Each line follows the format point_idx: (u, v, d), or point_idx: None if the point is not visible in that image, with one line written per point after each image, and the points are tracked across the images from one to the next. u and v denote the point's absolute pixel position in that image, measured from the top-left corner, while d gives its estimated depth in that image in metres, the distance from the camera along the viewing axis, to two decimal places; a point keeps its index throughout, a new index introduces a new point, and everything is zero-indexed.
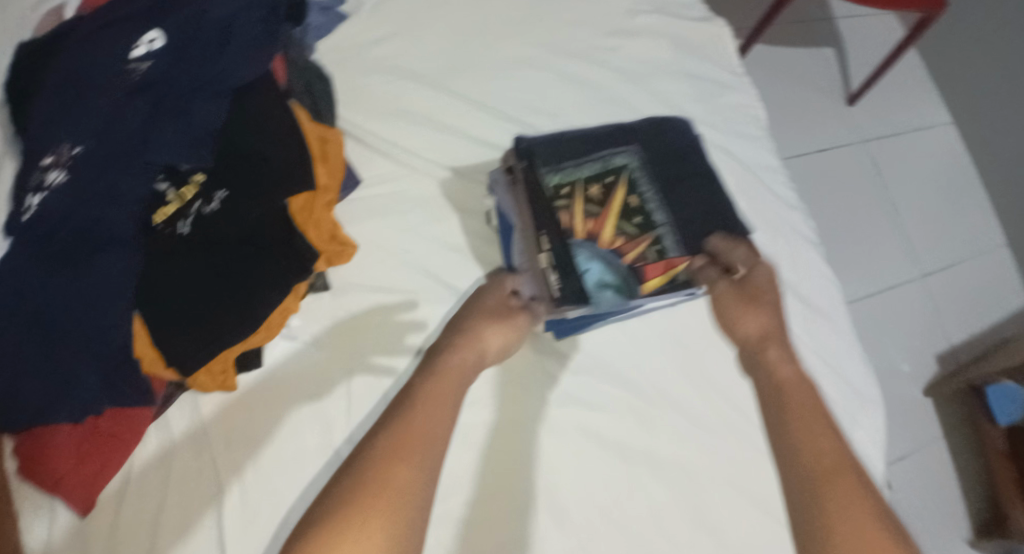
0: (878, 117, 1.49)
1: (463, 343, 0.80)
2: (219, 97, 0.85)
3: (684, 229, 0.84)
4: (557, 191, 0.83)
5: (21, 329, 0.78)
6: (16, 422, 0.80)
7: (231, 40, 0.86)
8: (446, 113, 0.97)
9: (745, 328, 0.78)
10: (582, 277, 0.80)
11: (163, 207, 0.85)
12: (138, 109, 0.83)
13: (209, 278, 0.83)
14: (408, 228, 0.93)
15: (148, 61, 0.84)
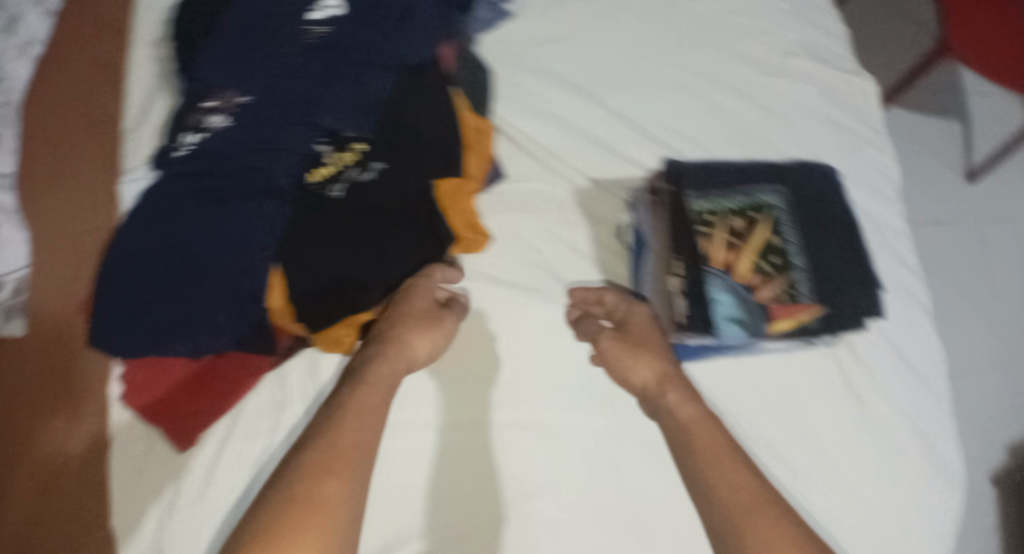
0: (998, 198, 1.44)
1: (384, 357, 0.79)
2: (391, 72, 0.87)
3: (819, 278, 0.83)
4: (701, 218, 0.82)
5: (165, 259, 0.89)
6: (139, 346, 0.89)
7: (410, 18, 0.88)
8: (592, 123, 0.99)
9: (636, 377, 0.80)
10: (711, 306, 0.82)
11: (319, 168, 0.87)
12: (311, 70, 0.86)
13: (350, 244, 0.86)
14: (539, 228, 0.95)
15: (326, 26, 0.87)
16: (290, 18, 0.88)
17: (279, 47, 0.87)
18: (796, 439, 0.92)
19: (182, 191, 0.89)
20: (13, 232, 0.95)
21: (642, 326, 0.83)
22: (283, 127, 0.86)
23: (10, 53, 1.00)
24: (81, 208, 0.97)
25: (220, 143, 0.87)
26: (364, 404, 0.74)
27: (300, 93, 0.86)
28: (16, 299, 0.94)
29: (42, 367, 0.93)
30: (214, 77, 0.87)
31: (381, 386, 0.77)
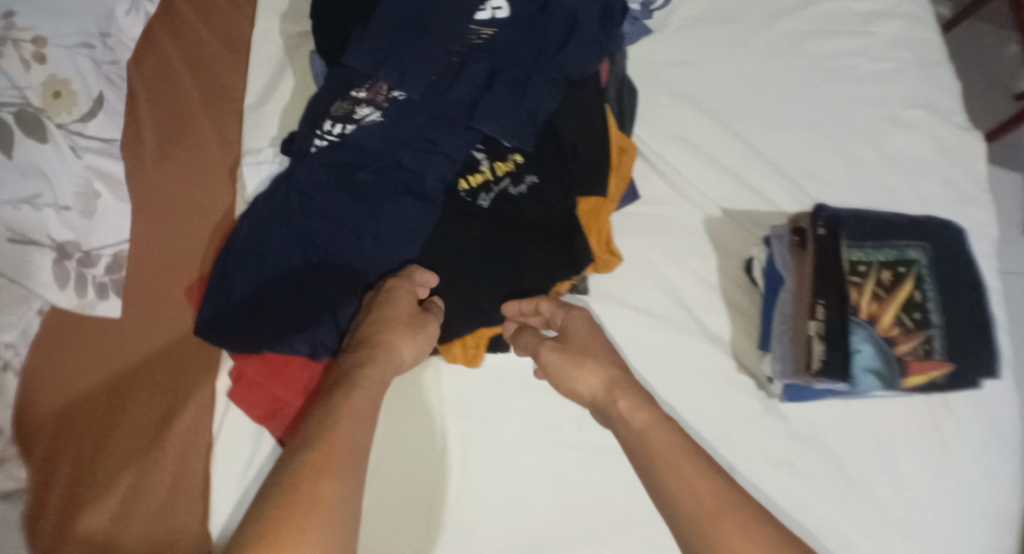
0: None
1: (369, 362, 0.74)
2: (557, 84, 0.85)
3: (955, 337, 0.83)
4: (852, 268, 0.84)
5: (295, 250, 0.86)
6: (258, 338, 0.85)
7: (579, 28, 0.84)
8: (724, 152, 1.00)
9: (581, 389, 0.77)
10: (851, 355, 0.82)
11: (472, 175, 0.85)
12: (476, 74, 0.85)
13: (491, 257, 0.86)
14: (669, 254, 0.96)
15: (491, 28, 0.86)
16: (455, 14, 0.85)
17: (442, 44, 0.84)
18: (881, 475, 0.91)
19: (319, 182, 0.85)
20: (113, 203, 0.87)
21: (580, 332, 0.80)
22: (437, 129, 0.84)
23: (119, 8, 0.90)
24: (195, 186, 0.96)
25: (371, 138, 0.84)
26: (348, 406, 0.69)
27: (459, 96, 0.84)
28: (109, 277, 0.86)
29: (142, 349, 0.88)
30: (371, 66, 0.84)
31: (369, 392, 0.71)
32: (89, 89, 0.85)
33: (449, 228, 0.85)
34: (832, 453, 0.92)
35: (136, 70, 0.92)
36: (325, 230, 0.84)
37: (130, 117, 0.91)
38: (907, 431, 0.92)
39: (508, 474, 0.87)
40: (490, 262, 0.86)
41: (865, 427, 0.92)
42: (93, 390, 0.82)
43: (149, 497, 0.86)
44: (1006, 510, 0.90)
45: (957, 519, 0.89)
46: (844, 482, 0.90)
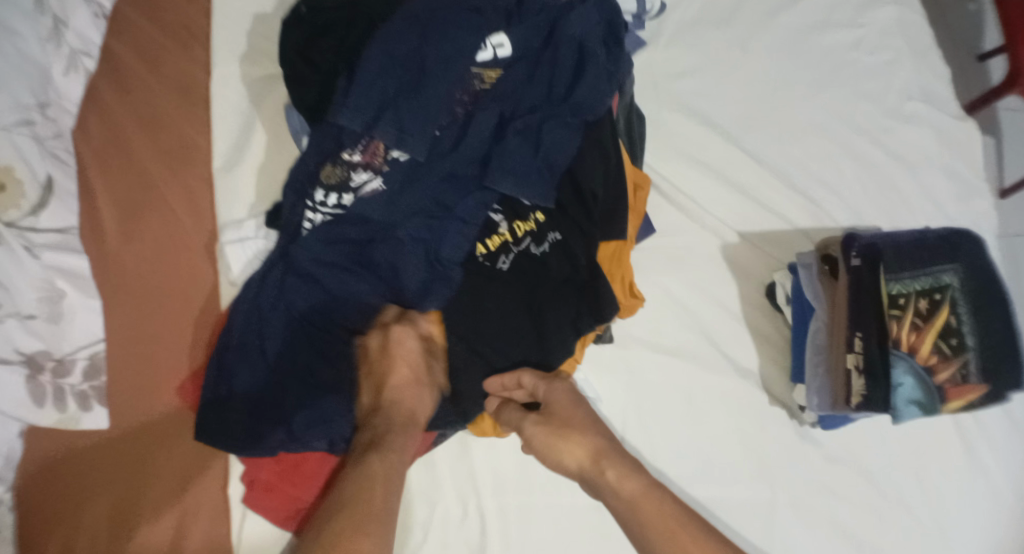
0: None
1: (393, 428, 0.74)
2: (572, 126, 0.79)
3: (992, 359, 0.80)
4: (892, 300, 0.80)
5: (300, 336, 0.79)
6: (273, 441, 0.76)
7: (589, 63, 0.78)
8: (731, 169, 0.96)
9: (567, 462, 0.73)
10: (893, 389, 0.79)
11: (491, 238, 0.79)
12: (487, 122, 0.78)
13: (517, 324, 0.79)
14: (693, 285, 0.92)
15: (493, 70, 0.79)
16: (456, 58, 0.77)
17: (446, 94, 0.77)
18: (914, 488, 0.90)
19: (324, 260, 0.78)
20: (81, 300, 0.79)
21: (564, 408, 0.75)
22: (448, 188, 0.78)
23: (56, 66, 0.82)
24: (173, 269, 0.85)
25: (376, 210, 0.77)
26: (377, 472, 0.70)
27: (470, 148, 0.78)
28: (88, 382, 0.79)
29: (143, 460, 0.81)
30: (365, 122, 0.75)
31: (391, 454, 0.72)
32: (34, 175, 0.77)
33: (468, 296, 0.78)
34: (865, 469, 0.90)
35: (83, 146, 0.82)
36: (334, 304, 0.79)
37: (84, 205, 0.81)
38: (938, 441, 0.92)
39: (550, 542, 0.84)
40: (513, 327, 0.79)
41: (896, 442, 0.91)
42: (89, 520, 0.78)
43: None
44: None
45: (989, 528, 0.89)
46: (877, 499, 0.89)
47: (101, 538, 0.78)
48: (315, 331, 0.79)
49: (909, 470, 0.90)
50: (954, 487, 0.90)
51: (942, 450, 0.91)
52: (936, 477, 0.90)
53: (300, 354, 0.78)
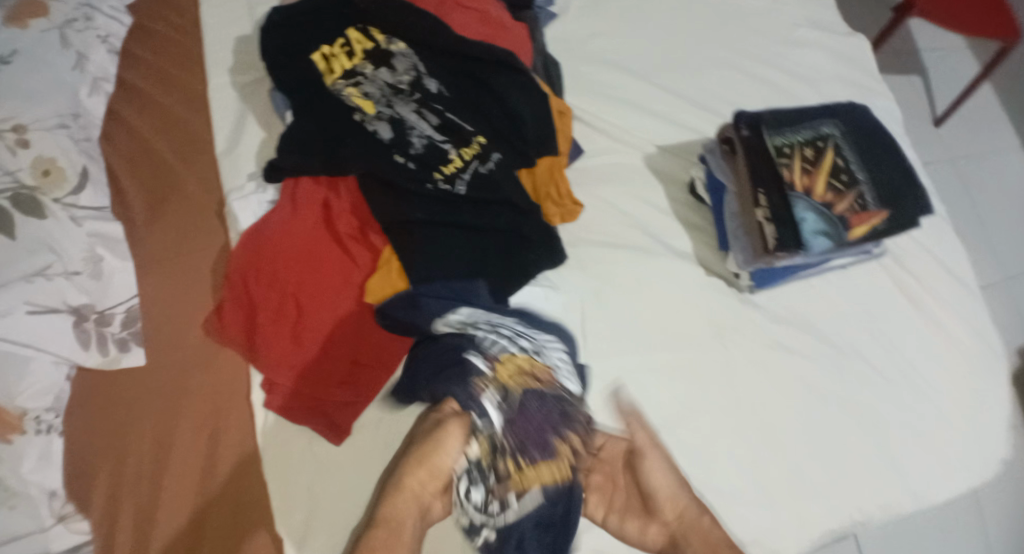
0: (970, 137, 1.50)
1: (395, 506, 0.78)
2: (516, 125, 0.96)
3: (880, 188, 0.97)
4: (779, 151, 0.96)
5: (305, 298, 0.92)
6: (269, 357, 0.91)
7: (516, 73, 0.97)
8: (649, 99, 1.10)
9: (668, 511, 0.82)
10: (798, 224, 0.94)
11: (447, 164, 0.93)
12: (434, 101, 0.95)
13: (474, 248, 0.93)
14: (630, 191, 1.05)
15: (437, 80, 0.96)
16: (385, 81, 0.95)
17: (388, 66, 0.95)
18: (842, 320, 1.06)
19: (326, 199, 0.95)
20: (118, 263, 0.95)
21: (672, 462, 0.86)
22: (407, 164, 0.92)
23: (81, 90, 1.00)
24: (194, 231, 0.99)
25: (352, 152, 0.91)
26: (399, 514, 0.77)
27: (419, 128, 0.94)
28: (126, 330, 0.93)
29: (174, 391, 0.92)
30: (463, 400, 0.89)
31: (409, 491, 0.80)
32: (73, 164, 0.95)
33: (432, 240, 0.91)
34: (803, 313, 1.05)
35: (111, 151, 1.01)
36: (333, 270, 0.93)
37: (115, 194, 0.99)
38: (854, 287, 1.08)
39: None
40: (474, 246, 0.93)
41: (823, 291, 1.07)
42: (134, 443, 0.90)
43: (211, 529, 0.89)
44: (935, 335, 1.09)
45: (904, 345, 1.08)
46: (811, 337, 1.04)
47: (145, 459, 0.90)
48: (312, 275, 0.92)
49: (868, 382, 1.05)
50: (874, 377, 1.05)
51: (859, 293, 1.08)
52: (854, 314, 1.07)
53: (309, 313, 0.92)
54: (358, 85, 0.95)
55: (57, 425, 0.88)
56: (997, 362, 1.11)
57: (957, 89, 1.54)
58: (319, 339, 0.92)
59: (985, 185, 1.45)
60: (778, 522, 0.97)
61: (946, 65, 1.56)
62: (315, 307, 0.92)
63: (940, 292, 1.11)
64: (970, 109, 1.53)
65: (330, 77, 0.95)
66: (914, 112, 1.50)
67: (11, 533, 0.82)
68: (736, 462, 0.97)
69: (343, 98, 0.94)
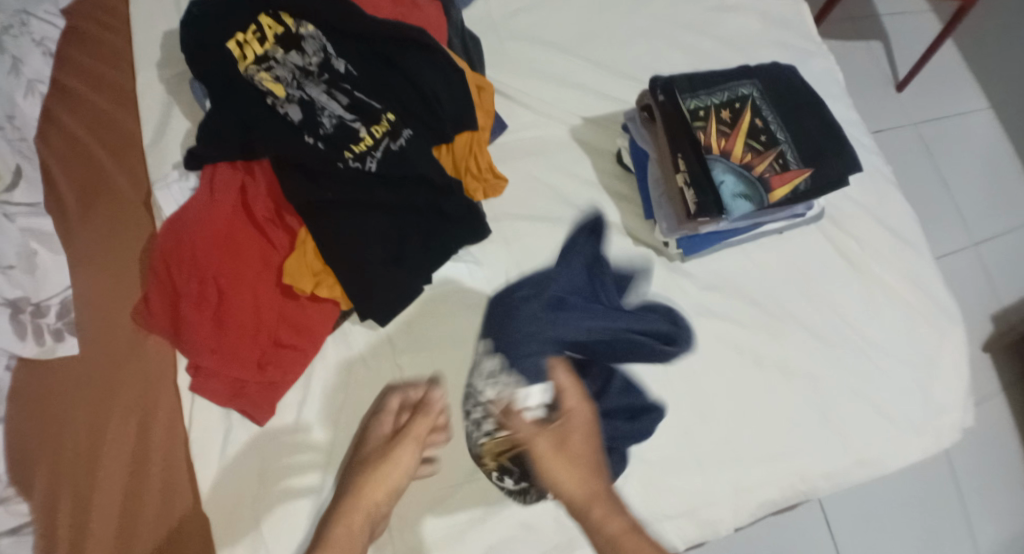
0: (928, 100, 1.47)
1: (345, 509, 0.83)
2: (428, 102, 0.97)
3: (801, 146, 0.95)
4: (694, 114, 0.95)
5: (227, 284, 0.94)
6: (193, 345, 0.92)
7: (431, 52, 0.97)
8: (575, 72, 1.10)
9: (569, 486, 0.79)
10: (718, 187, 0.92)
11: (357, 143, 0.94)
12: (344, 82, 0.96)
13: (388, 227, 0.94)
14: (556, 165, 1.06)
15: (346, 60, 0.97)
16: (298, 66, 0.95)
17: (297, 49, 0.95)
18: (781, 287, 1.05)
19: (243, 183, 0.97)
20: (51, 257, 0.97)
21: (579, 437, 0.82)
22: (316, 144, 0.93)
23: (17, 93, 1.02)
24: (122, 224, 1.02)
25: (263, 137, 0.93)
26: (357, 535, 0.82)
27: (330, 109, 0.95)
28: (62, 321, 0.95)
29: (109, 379, 0.95)
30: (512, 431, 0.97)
31: (366, 509, 0.84)
32: (6, 163, 0.96)
33: (346, 221, 0.92)
34: (735, 279, 1.05)
35: (47, 151, 1.03)
36: (253, 256, 0.95)
37: (48, 189, 1.01)
38: (791, 251, 1.07)
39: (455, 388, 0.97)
40: (388, 226, 0.94)
41: (757, 257, 1.06)
42: (69, 430, 0.91)
43: (149, 506, 0.91)
44: (880, 295, 1.06)
45: (848, 309, 1.05)
46: (746, 305, 1.03)
47: (82, 443, 0.91)
48: (234, 260, 0.94)
49: (805, 345, 1.03)
50: (817, 344, 1.03)
51: (797, 257, 1.07)
52: (794, 280, 1.06)
53: (230, 299, 0.93)
54: (269, 69, 0.94)
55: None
56: (949, 320, 1.07)
57: (917, 50, 1.50)
58: (240, 321, 0.94)
59: (941, 150, 1.43)
60: (711, 487, 0.96)
61: (906, 25, 1.52)
62: (235, 289, 0.94)
63: (884, 251, 1.08)
64: (929, 72, 1.49)
65: (242, 62, 0.94)
66: (872, 76, 1.47)
67: None
68: (666, 429, 0.97)
69: (255, 83, 0.94)
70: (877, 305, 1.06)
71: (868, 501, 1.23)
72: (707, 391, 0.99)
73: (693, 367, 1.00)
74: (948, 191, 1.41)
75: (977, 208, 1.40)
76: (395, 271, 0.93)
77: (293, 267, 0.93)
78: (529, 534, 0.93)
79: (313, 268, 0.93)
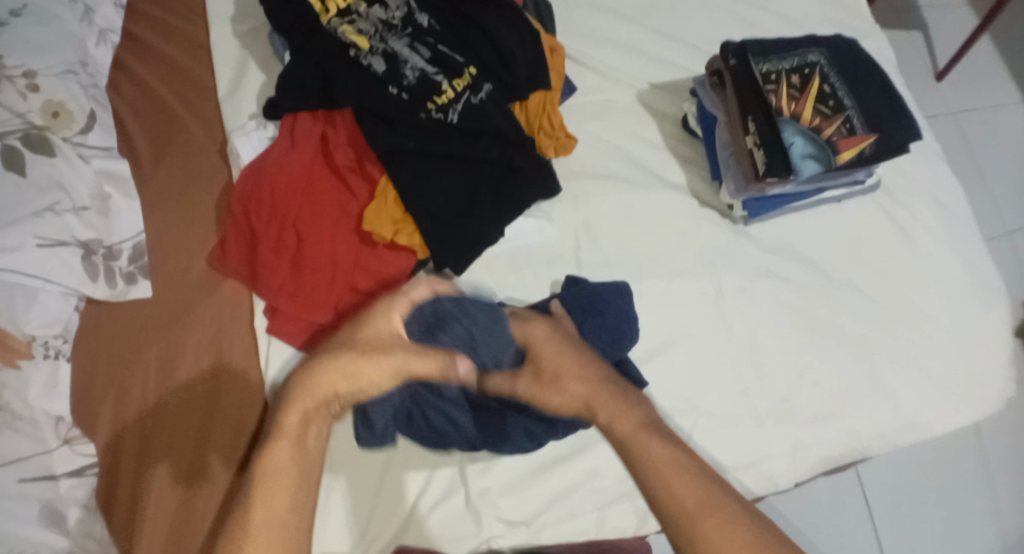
0: (966, 91, 1.53)
1: (303, 405, 0.69)
2: (504, 56, 1.00)
3: (867, 112, 0.99)
4: (766, 77, 0.99)
5: (309, 231, 0.95)
6: (273, 289, 0.94)
7: (503, 11, 0.99)
8: (641, 41, 1.14)
9: (561, 403, 0.72)
10: (787, 148, 0.95)
11: (439, 95, 0.96)
12: (427, 35, 0.98)
13: (466, 177, 0.96)
14: (623, 127, 1.09)
15: (428, 15, 0.99)
16: (382, 22, 0.98)
17: (380, 4, 0.98)
18: (835, 255, 1.08)
19: (324, 133, 0.99)
20: (124, 200, 0.96)
21: (551, 351, 0.76)
22: (400, 96, 0.96)
23: (89, 41, 1.02)
24: (194, 169, 1.03)
25: (344, 87, 0.95)
26: (313, 436, 0.69)
27: (413, 62, 0.97)
28: (134, 264, 0.95)
29: (179, 322, 0.95)
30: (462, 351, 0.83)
31: (330, 401, 0.70)
32: (81, 106, 0.95)
33: (425, 170, 0.94)
34: (791, 243, 1.08)
35: (120, 102, 1.03)
36: (333, 205, 0.97)
37: (121, 136, 1.01)
38: (845, 219, 1.11)
39: None
40: (465, 176, 0.96)
41: (812, 223, 1.09)
42: (138, 373, 0.91)
43: (210, 447, 0.92)
44: (931, 268, 1.10)
45: (899, 278, 1.08)
46: (800, 271, 1.06)
47: (152, 382, 0.92)
48: (315, 208, 0.96)
49: (856, 310, 1.05)
50: (872, 309, 1.06)
51: (849, 227, 1.10)
52: (845, 247, 1.09)
53: (310, 246, 0.95)
54: (353, 22, 0.97)
55: (64, 351, 0.89)
56: (993, 293, 1.11)
57: (957, 42, 1.56)
58: (318, 266, 0.95)
59: (977, 139, 1.49)
60: (767, 446, 0.98)
61: (945, 18, 1.58)
62: (313, 234, 0.95)
63: (934, 225, 1.12)
64: (966, 65, 1.55)
65: (325, 15, 0.97)
66: (913, 65, 1.53)
67: (19, 455, 0.82)
68: (727, 384, 1.00)
69: (339, 35, 0.96)
70: (930, 276, 1.09)
71: (909, 473, 1.27)
72: (763, 349, 1.02)
73: (751, 329, 1.02)
74: (984, 179, 1.46)
75: (1012, 197, 1.45)
76: (472, 220, 0.95)
77: (374, 213, 0.94)
78: (598, 480, 0.95)
79: (392, 217, 0.95)
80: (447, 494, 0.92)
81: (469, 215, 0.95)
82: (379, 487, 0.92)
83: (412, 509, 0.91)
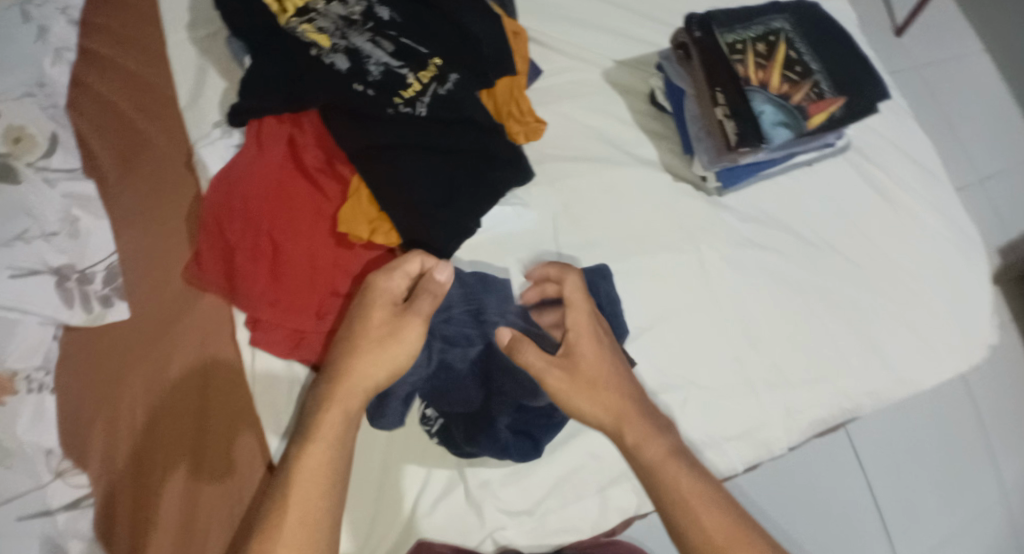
0: (929, 43, 1.54)
1: (324, 403, 0.78)
2: (468, 43, 0.98)
3: (835, 75, 0.99)
4: (732, 48, 0.99)
5: (286, 237, 0.94)
6: (253, 298, 0.93)
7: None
8: (605, 17, 1.13)
9: (594, 414, 0.80)
10: (758, 117, 0.96)
11: (405, 88, 0.95)
12: (388, 28, 0.97)
13: (440, 169, 0.94)
14: (593, 107, 1.08)
15: (389, 8, 0.98)
16: (342, 18, 0.97)
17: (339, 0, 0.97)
18: (813, 220, 1.09)
19: (291, 136, 0.98)
20: (93, 221, 0.95)
21: (590, 356, 0.81)
22: (366, 91, 0.93)
23: (45, 61, 1.02)
24: (163, 181, 1.00)
25: (307, 85, 0.92)
26: (339, 430, 0.77)
27: (376, 57, 0.96)
28: (108, 286, 0.93)
29: (162, 341, 0.93)
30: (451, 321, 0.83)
31: (353, 391, 0.79)
32: (42, 130, 0.96)
33: (398, 164, 0.93)
34: (769, 211, 1.08)
35: (81, 120, 1.01)
36: (307, 208, 0.96)
37: (86, 157, 0.99)
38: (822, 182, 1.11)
39: None
40: (436, 168, 0.94)
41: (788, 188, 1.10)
42: (126, 396, 0.90)
43: (204, 464, 0.90)
44: (908, 225, 1.10)
45: (879, 238, 1.09)
46: (780, 239, 1.06)
47: (141, 405, 0.90)
48: (290, 214, 0.95)
49: (839, 273, 1.06)
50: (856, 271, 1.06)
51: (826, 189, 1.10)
52: (823, 211, 1.09)
53: (289, 252, 0.94)
54: (311, 21, 0.95)
55: (48, 382, 0.89)
56: (972, 244, 1.11)
57: None
58: (296, 271, 0.94)
59: (942, 90, 1.50)
60: (763, 415, 0.99)
61: None
62: (289, 239, 0.94)
63: (909, 181, 1.13)
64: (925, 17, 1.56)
65: (282, 16, 0.95)
66: (873, 22, 1.53)
67: (13, 492, 0.84)
68: (718, 357, 1.00)
69: (299, 35, 0.95)
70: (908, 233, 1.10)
71: (911, 428, 1.26)
72: (751, 318, 1.02)
73: (737, 301, 1.03)
74: (952, 130, 1.48)
75: (978, 145, 1.48)
76: (450, 212, 0.93)
77: (349, 214, 0.93)
78: (597, 462, 0.95)
79: (368, 216, 0.94)
80: (447, 489, 0.92)
81: (446, 207, 0.94)
82: (379, 490, 0.91)
83: (413, 507, 0.91)
